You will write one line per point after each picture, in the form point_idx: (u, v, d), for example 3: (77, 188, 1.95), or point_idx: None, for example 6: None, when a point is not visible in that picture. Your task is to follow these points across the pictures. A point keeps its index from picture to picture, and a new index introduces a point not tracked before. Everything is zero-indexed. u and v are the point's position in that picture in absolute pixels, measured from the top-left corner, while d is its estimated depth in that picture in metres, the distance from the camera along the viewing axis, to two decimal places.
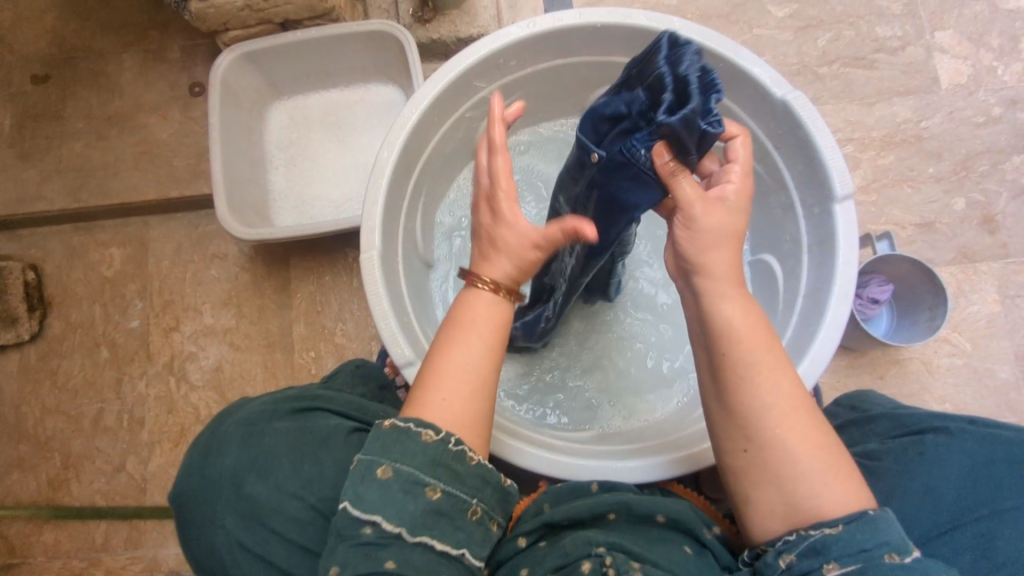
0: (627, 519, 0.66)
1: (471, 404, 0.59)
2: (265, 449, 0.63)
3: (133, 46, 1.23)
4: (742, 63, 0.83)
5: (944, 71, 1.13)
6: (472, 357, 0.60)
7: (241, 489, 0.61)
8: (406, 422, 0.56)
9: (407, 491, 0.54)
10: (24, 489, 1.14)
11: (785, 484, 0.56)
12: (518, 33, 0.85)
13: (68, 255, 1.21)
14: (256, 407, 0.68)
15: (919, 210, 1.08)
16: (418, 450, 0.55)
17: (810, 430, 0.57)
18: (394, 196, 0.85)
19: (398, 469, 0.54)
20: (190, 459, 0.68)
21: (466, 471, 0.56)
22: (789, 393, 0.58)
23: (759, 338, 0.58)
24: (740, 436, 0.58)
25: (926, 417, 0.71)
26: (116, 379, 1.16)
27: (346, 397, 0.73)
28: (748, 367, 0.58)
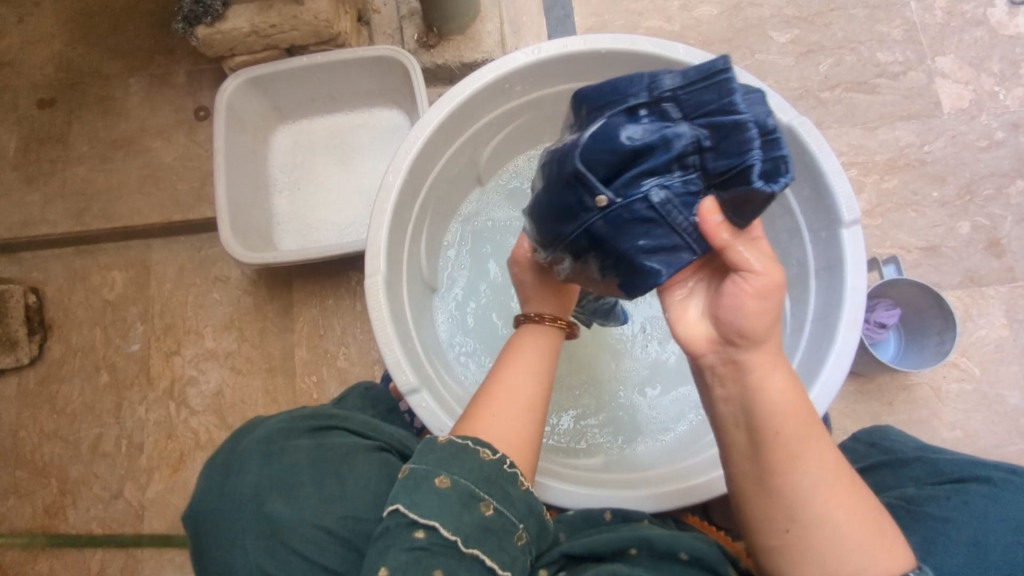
0: (649, 555, 0.64)
1: (526, 424, 0.61)
2: (286, 467, 0.60)
3: (139, 70, 1.24)
4: (747, 89, 0.83)
5: (946, 96, 1.14)
6: (527, 384, 0.63)
7: (262, 508, 0.58)
8: (465, 439, 0.56)
9: (464, 503, 0.52)
10: (20, 516, 1.12)
11: (828, 570, 0.53)
12: (524, 59, 0.85)
13: (70, 278, 1.20)
14: (273, 424, 0.65)
15: (924, 234, 1.08)
16: (475, 467, 0.54)
17: (851, 500, 0.54)
18: (400, 220, 0.85)
19: (456, 481, 0.53)
20: (205, 473, 0.64)
21: (517, 492, 0.55)
22: (829, 467, 0.54)
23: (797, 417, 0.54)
24: (782, 517, 0.55)
25: (968, 466, 0.68)
26: (116, 403, 1.15)
27: (360, 417, 0.72)
28: (796, 447, 0.54)
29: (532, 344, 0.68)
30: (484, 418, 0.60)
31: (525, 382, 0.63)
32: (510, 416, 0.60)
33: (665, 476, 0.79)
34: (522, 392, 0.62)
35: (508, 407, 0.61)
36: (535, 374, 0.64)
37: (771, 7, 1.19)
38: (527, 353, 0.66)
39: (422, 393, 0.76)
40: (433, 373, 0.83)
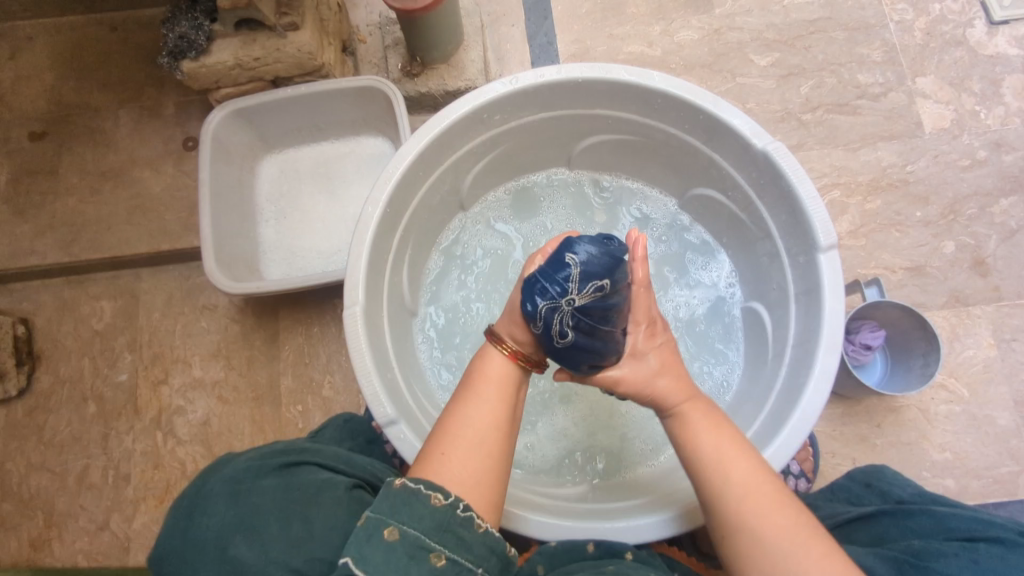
0: None
1: (478, 457, 0.59)
2: (252, 507, 0.60)
3: (129, 103, 1.26)
4: (722, 116, 0.84)
5: (928, 116, 1.14)
6: (482, 412, 0.63)
7: (226, 552, 0.57)
8: (416, 483, 0.55)
9: (412, 556, 0.51)
10: (5, 550, 1.11)
11: (766, 573, 0.56)
12: (501, 89, 0.86)
13: (59, 308, 1.21)
14: (241, 463, 0.65)
15: (908, 254, 1.08)
16: (426, 514, 0.53)
17: (777, 507, 0.58)
18: (380, 250, 0.85)
19: (405, 532, 0.52)
20: (172, 516, 0.63)
21: (473, 537, 0.54)
22: (747, 477, 0.60)
23: (726, 446, 0.63)
24: (716, 526, 0.61)
25: (976, 525, 0.65)
26: (103, 434, 1.15)
27: (332, 450, 0.72)
28: (708, 455, 0.62)
29: (487, 369, 0.67)
30: (437, 459, 0.59)
31: (480, 413, 0.63)
32: (463, 454, 0.59)
33: (648, 505, 0.78)
34: (475, 424, 0.62)
35: (461, 443, 0.60)
36: (489, 406, 0.63)
37: (751, 31, 1.20)
38: (481, 385, 0.66)
39: (400, 424, 0.76)
40: (411, 402, 0.83)
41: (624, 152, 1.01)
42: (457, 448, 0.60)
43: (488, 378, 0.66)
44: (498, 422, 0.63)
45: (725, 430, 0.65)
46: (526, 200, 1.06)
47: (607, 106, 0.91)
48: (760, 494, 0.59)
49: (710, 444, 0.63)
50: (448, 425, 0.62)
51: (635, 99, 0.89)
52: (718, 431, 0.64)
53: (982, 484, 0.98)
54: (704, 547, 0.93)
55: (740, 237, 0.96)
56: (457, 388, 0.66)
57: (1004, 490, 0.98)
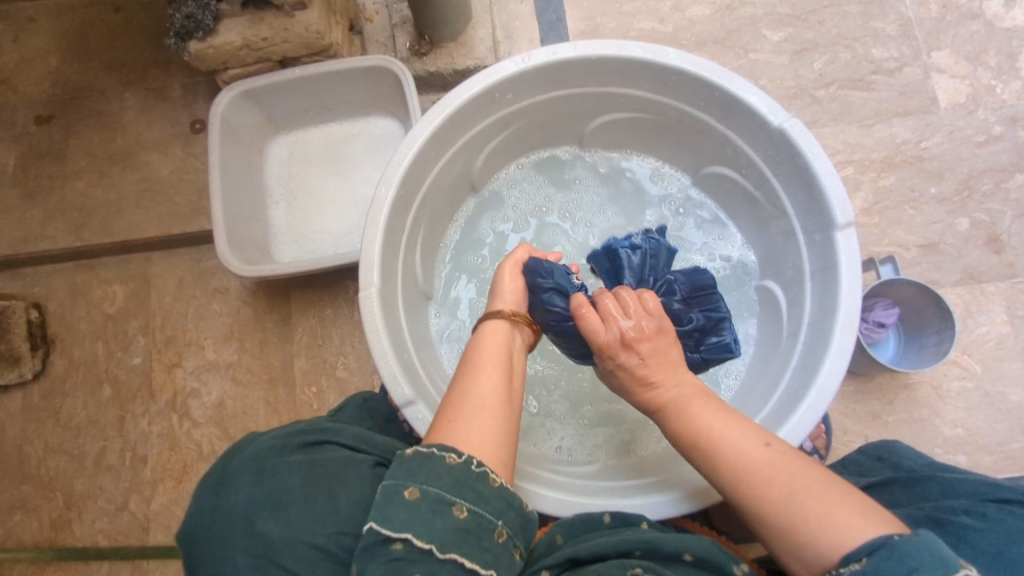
0: (654, 558, 0.65)
1: (483, 422, 0.60)
2: (279, 484, 0.62)
3: (134, 85, 1.25)
4: (737, 92, 0.83)
5: (943, 92, 1.13)
6: (486, 383, 0.63)
7: (255, 528, 0.59)
8: (430, 446, 0.57)
9: (435, 510, 0.54)
10: (27, 530, 1.13)
11: (779, 538, 0.56)
12: (513, 67, 0.85)
13: (71, 293, 1.21)
14: (265, 443, 0.67)
15: (922, 231, 1.08)
16: (443, 472, 0.55)
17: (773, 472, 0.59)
18: (394, 232, 0.85)
19: (425, 491, 0.54)
20: (201, 494, 0.65)
21: (490, 491, 0.56)
22: (749, 450, 0.61)
23: (723, 420, 0.64)
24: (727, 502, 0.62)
25: (983, 487, 0.66)
26: (119, 416, 1.16)
27: (354, 429, 0.73)
28: (699, 435, 0.64)
29: (485, 346, 0.69)
30: (448, 424, 0.60)
31: (484, 384, 0.63)
32: (474, 418, 0.60)
33: (660, 483, 0.79)
34: (481, 392, 0.63)
35: (467, 409, 0.61)
36: (494, 376, 0.64)
37: (763, 5, 1.18)
38: (488, 356, 0.67)
39: (418, 405, 0.76)
40: (428, 383, 0.83)
41: (635, 130, 1.00)
42: (462, 414, 0.61)
43: (490, 350, 0.68)
44: (507, 394, 0.64)
45: (711, 403, 0.66)
46: (537, 181, 1.05)
47: (621, 84, 0.90)
48: (761, 460, 0.60)
49: (705, 421, 0.64)
50: (453, 394, 0.64)
51: (649, 77, 0.88)
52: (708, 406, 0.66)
53: (993, 460, 0.99)
54: (718, 525, 0.94)
55: (754, 215, 0.95)
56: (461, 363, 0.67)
57: (1015, 465, 0.98)
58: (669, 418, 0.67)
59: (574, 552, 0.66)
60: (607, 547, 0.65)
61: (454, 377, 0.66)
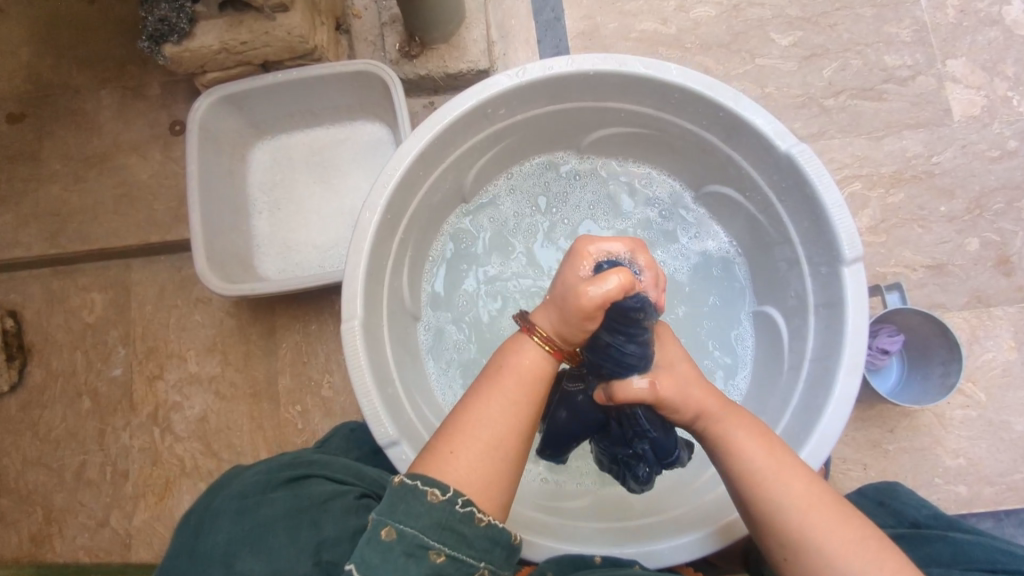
0: None
1: (478, 464, 0.57)
2: (261, 519, 0.59)
3: (111, 82, 1.19)
4: (743, 113, 0.78)
5: (957, 103, 1.08)
6: (497, 418, 0.59)
7: (234, 565, 0.56)
8: (413, 479, 0.53)
9: (410, 554, 0.50)
10: (6, 545, 1.11)
11: None
12: (506, 83, 0.80)
13: (49, 301, 1.17)
14: (248, 480, 0.65)
15: (930, 251, 1.04)
16: (424, 512, 0.51)
17: (839, 524, 0.57)
18: (379, 256, 0.81)
19: (402, 531, 0.50)
20: (179, 537, 0.62)
21: (474, 532, 0.52)
22: (809, 494, 0.59)
23: (779, 456, 0.61)
24: (777, 546, 0.59)
25: (995, 553, 0.64)
26: (99, 429, 1.13)
27: (339, 463, 0.72)
28: (757, 472, 0.60)
29: (513, 364, 0.62)
30: (445, 454, 0.57)
31: (495, 419, 0.59)
32: (469, 454, 0.57)
33: (650, 526, 0.77)
34: (489, 421, 0.59)
35: (471, 440, 0.58)
36: (508, 404, 0.60)
37: (772, 7, 1.12)
38: (507, 378, 0.61)
39: (402, 445, 0.73)
40: (413, 416, 0.80)
41: (635, 145, 0.95)
42: (467, 445, 0.58)
43: (512, 370, 0.62)
44: (516, 427, 0.59)
45: (762, 434, 0.63)
46: (528, 193, 0.99)
47: (620, 99, 0.85)
48: (821, 504, 0.58)
49: (759, 458, 0.61)
50: (460, 415, 0.60)
51: (651, 93, 0.83)
52: (758, 440, 0.62)
53: (994, 491, 0.96)
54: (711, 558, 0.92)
55: (757, 239, 0.91)
56: (481, 378, 0.63)
57: (1017, 497, 0.96)
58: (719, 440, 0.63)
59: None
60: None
61: (472, 388, 0.63)
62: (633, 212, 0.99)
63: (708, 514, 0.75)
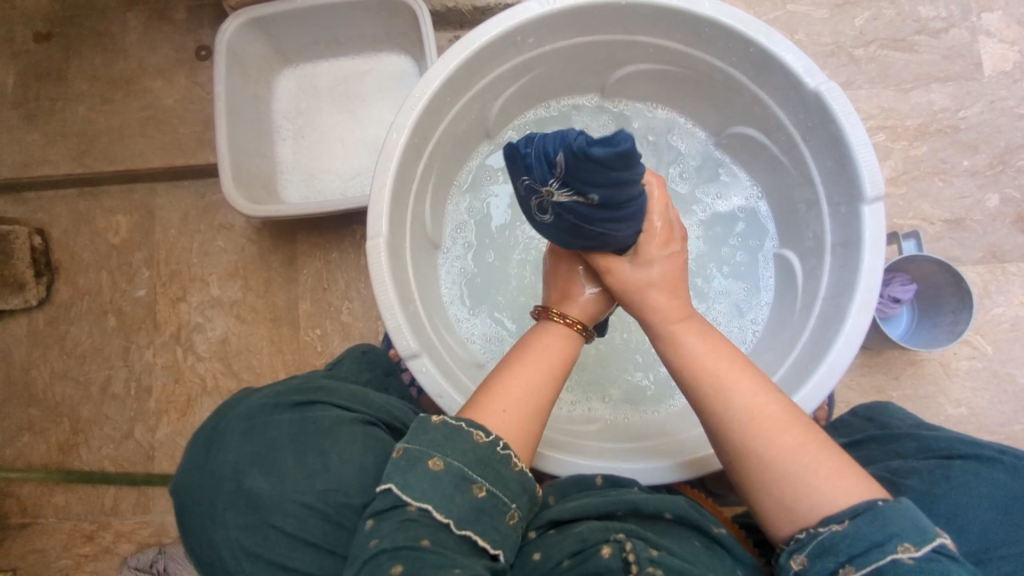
0: (636, 517, 0.68)
1: (525, 423, 0.62)
2: (266, 441, 0.61)
3: (137, 5, 1.19)
4: (774, 50, 0.78)
5: (989, 57, 1.07)
6: (538, 387, 0.65)
7: (243, 484, 0.58)
8: (457, 420, 0.58)
9: (455, 485, 0.55)
10: (36, 452, 1.16)
11: (773, 490, 0.58)
12: (538, 9, 0.80)
13: (75, 220, 1.19)
14: (258, 400, 0.66)
15: (950, 205, 1.04)
16: (469, 448, 0.56)
17: (784, 431, 0.59)
18: (404, 179, 0.82)
19: (449, 463, 0.55)
20: (192, 453, 0.64)
21: (511, 474, 0.58)
22: (755, 402, 0.61)
23: (727, 364, 0.64)
24: (724, 452, 0.62)
25: (955, 443, 0.70)
26: (123, 346, 1.16)
27: (350, 389, 0.71)
28: (713, 379, 0.63)
29: (546, 352, 0.69)
30: (501, 412, 0.62)
31: (537, 389, 0.65)
32: (519, 415, 0.62)
33: (660, 450, 0.79)
34: (537, 387, 0.65)
35: (522, 403, 0.63)
36: (547, 383, 0.66)
37: None
38: (548, 354, 0.69)
39: (423, 358, 0.76)
40: (433, 335, 0.83)
41: (662, 83, 0.95)
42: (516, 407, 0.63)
43: (550, 349, 0.69)
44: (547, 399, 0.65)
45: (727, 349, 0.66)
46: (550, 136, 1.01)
47: (650, 33, 0.85)
48: (763, 409, 0.60)
49: (712, 368, 0.64)
50: (509, 379, 0.65)
51: (682, 26, 0.82)
52: (716, 351, 0.66)
53: (993, 439, 0.99)
54: (711, 487, 0.96)
55: (778, 182, 0.92)
56: (516, 355, 0.68)
57: (1014, 446, 0.98)
58: (683, 356, 0.67)
59: (556, 514, 0.67)
60: (589, 507, 0.67)
61: (511, 362, 0.68)
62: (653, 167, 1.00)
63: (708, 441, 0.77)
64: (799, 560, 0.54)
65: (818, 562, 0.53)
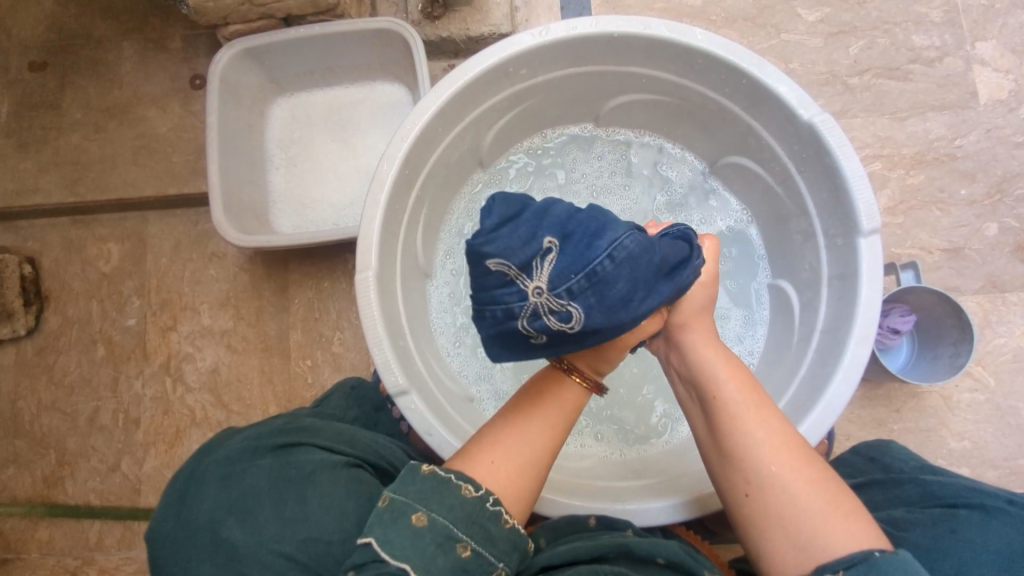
0: (627, 560, 0.65)
1: (518, 476, 0.60)
2: (244, 489, 0.59)
3: (132, 34, 1.19)
4: (768, 82, 0.78)
5: (985, 86, 1.06)
6: (531, 438, 0.63)
7: (219, 535, 0.56)
8: (446, 472, 0.57)
9: (438, 544, 0.53)
10: (20, 485, 1.13)
11: (790, 526, 0.58)
12: (530, 41, 0.80)
13: (66, 249, 1.18)
14: (237, 443, 0.64)
15: (948, 234, 1.03)
16: (456, 504, 0.55)
17: (803, 467, 0.60)
18: (395, 211, 0.81)
19: (433, 518, 0.54)
20: (168, 498, 0.62)
21: (499, 532, 0.56)
22: (777, 433, 0.62)
23: (755, 394, 0.65)
24: (741, 480, 0.61)
25: (962, 492, 0.68)
26: (112, 377, 1.14)
27: (334, 428, 0.69)
28: (736, 404, 0.64)
29: (549, 399, 0.66)
30: (495, 463, 0.60)
31: (533, 442, 0.62)
32: (511, 468, 0.60)
33: (658, 488, 0.77)
34: (532, 437, 0.63)
35: (515, 455, 0.61)
36: (543, 432, 0.63)
37: None
38: (550, 403, 0.65)
39: (411, 395, 0.74)
40: (423, 370, 0.81)
41: (657, 113, 0.95)
42: (509, 458, 0.61)
43: (557, 393, 0.66)
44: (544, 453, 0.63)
45: (745, 375, 0.67)
46: (547, 162, 1.01)
47: (644, 64, 0.85)
48: (790, 449, 0.61)
49: (740, 397, 0.64)
50: (503, 430, 0.63)
51: (675, 58, 0.82)
52: (741, 380, 0.66)
53: (998, 474, 0.96)
54: (708, 523, 0.93)
55: (774, 213, 0.91)
56: (515, 401, 0.66)
57: (1019, 482, 0.96)
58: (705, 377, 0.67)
59: (547, 559, 0.66)
60: (582, 552, 0.65)
61: (511, 409, 0.65)
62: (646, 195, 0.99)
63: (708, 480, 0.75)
64: None
65: None
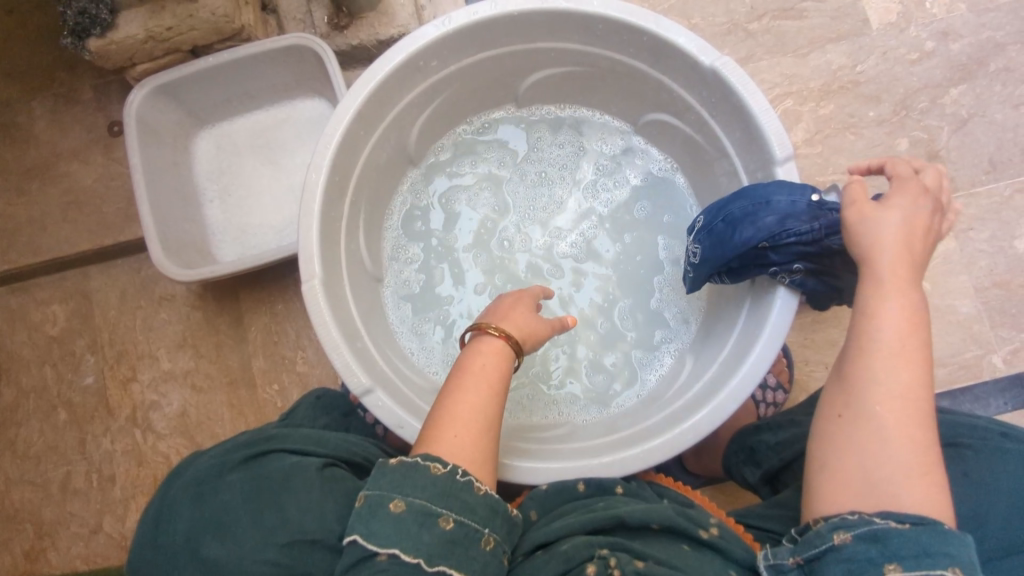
0: (623, 527, 0.66)
1: (479, 443, 0.61)
2: (219, 505, 0.59)
3: (41, 91, 1.18)
4: (666, 34, 0.81)
5: (874, 12, 1.12)
6: (484, 401, 0.64)
7: (200, 552, 0.57)
8: (414, 457, 0.57)
9: (421, 523, 0.54)
10: (3, 565, 1.11)
11: (862, 463, 0.56)
12: (433, 32, 0.81)
13: (9, 318, 1.16)
14: (204, 463, 0.65)
15: (864, 156, 1.08)
16: (427, 484, 0.56)
17: (915, 425, 0.56)
18: (330, 219, 0.82)
19: (410, 502, 0.55)
20: (143, 528, 0.63)
21: (475, 500, 0.57)
22: (907, 385, 0.57)
23: (910, 342, 0.58)
24: (840, 402, 0.59)
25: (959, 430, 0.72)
26: (79, 439, 1.12)
27: (302, 432, 0.71)
28: (874, 340, 0.59)
29: (489, 367, 0.66)
30: (432, 431, 0.62)
31: (489, 406, 0.64)
32: (471, 435, 0.61)
33: (630, 438, 0.79)
34: (484, 405, 0.63)
35: (472, 424, 0.62)
36: (493, 397, 0.64)
37: None
38: (490, 369, 0.66)
39: (377, 392, 0.75)
40: (386, 369, 0.82)
41: (571, 85, 0.98)
42: (466, 428, 0.62)
43: (491, 361, 0.67)
44: (493, 417, 0.64)
45: (915, 319, 0.59)
46: (475, 148, 1.03)
47: (548, 38, 0.88)
48: (912, 403, 0.56)
49: (890, 334, 0.58)
50: (457, 402, 0.63)
51: (576, 27, 0.85)
52: (911, 325, 0.59)
53: (948, 371, 1.02)
54: (690, 467, 1.01)
55: (698, 160, 0.95)
56: (449, 374, 0.67)
57: (968, 374, 1.02)
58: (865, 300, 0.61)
59: (543, 535, 0.66)
60: (578, 525, 0.65)
61: (450, 381, 0.66)
62: (571, 163, 1.03)
63: (670, 421, 0.78)
64: (842, 535, 0.53)
65: (862, 545, 0.52)
